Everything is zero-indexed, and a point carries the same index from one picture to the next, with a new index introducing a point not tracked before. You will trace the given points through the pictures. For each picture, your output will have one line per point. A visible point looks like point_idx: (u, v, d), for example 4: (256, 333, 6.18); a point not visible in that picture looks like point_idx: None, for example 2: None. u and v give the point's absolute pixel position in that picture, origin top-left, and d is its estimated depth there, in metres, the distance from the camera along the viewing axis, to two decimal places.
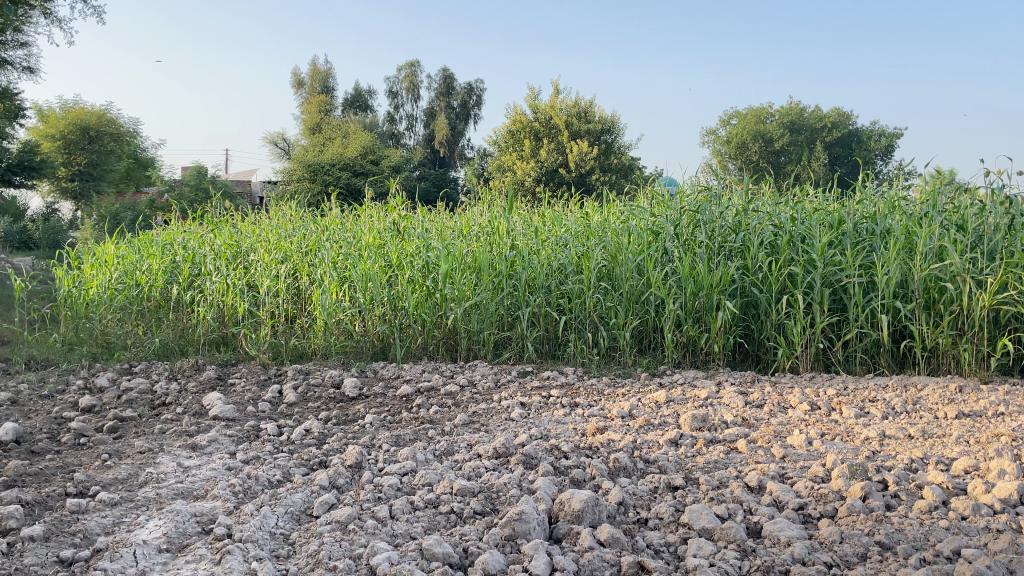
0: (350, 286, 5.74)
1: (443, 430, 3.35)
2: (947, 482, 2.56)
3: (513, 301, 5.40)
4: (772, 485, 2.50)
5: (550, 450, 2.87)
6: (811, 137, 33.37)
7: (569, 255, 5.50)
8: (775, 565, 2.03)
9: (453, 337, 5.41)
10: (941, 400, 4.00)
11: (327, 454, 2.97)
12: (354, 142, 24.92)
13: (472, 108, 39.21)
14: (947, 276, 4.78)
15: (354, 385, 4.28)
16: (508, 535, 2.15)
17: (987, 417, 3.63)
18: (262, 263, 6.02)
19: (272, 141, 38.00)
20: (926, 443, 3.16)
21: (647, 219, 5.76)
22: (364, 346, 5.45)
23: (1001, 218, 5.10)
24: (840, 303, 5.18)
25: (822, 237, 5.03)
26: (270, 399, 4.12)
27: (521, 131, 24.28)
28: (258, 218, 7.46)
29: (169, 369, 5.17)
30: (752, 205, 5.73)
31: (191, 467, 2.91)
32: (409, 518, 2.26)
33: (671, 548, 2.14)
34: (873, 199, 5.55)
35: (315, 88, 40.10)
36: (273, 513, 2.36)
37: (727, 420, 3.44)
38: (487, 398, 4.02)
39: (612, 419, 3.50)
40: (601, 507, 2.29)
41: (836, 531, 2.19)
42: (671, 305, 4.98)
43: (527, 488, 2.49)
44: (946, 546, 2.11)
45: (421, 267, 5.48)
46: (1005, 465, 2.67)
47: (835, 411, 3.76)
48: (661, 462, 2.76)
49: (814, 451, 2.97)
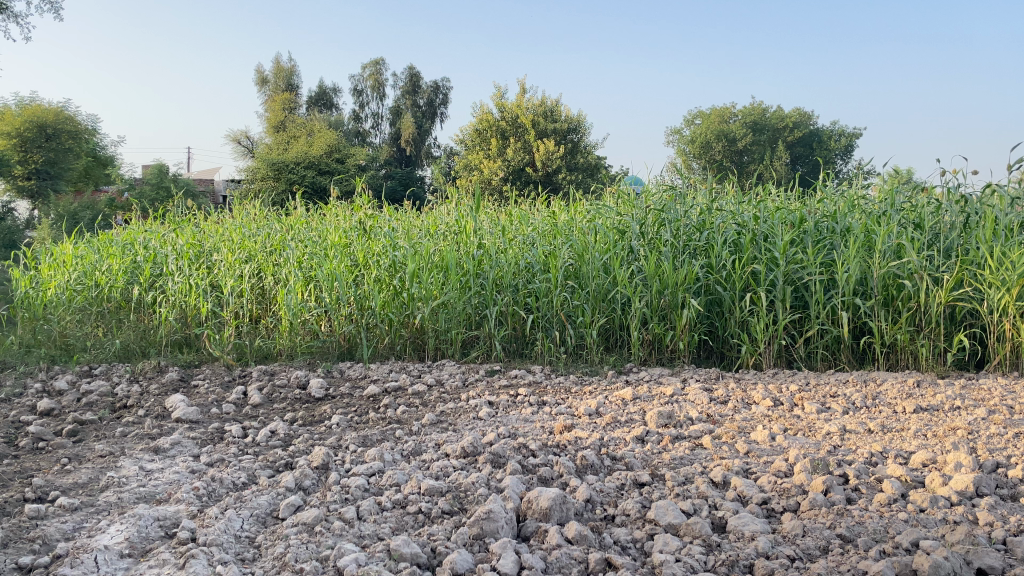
0: (315, 286, 5.67)
1: (411, 430, 3.34)
2: (905, 475, 2.63)
3: (480, 301, 5.38)
4: (737, 480, 2.55)
5: (518, 448, 2.88)
6: (772, 138, 33.88)
7: (536, 254, 5.50)
8: (740, 559, 2.05)
9: (420, 336, 5.38)
10: (900, 395, 4.09)
11: (293, 456, 2.95)
12: (320, 140, 24.68)
13: (438, 107, 39.14)
14: (905, 273, 4.87)
15: (320, 386, 4.24)
16: (476, 534, 2.15)
17: (944, 411, 3.73)
18: (225, 263, 5.94)
19: (236, 139, 37.52)
20: (885, 437, 3.23)
21: (614, 218, 5.79)
22: (331, 347, 5.42)
23: (957, 216, 5.20)
24: (802, 301, 5.26)
25: (784, 236, 5.10)
26: (234, 400, 4.07)
27: (487, 130, 24.26)
28: (220, 217, 7.36)
29: (130, 371, 5.08)
30: (715, 204, 5.80)
31: (154, 470, 2.87)
32: (376, 519, 2.25)
33: (638, 545, 2.16)
34: (834, 198, 5.65)
35: (279, 85, 39.72)
36: (238, 516, 2.33)
37: (693, 416, 3.48)
38: (456, 397, 4.02)
39: (579, 417, 3.52)
40: (569, 504, 2.30)
41: (798, 524, 2.23)
42: (637, 304, 5.02)
43: (495, 486, 2.48)
44: (905, 538, 2.16)
45: (388, 266, 5.47)
46: (961, 458, 2.74)
47: (797, 406, 3.84)
48: (627, 459, 2.79)
49: (777, 446, 3.03)
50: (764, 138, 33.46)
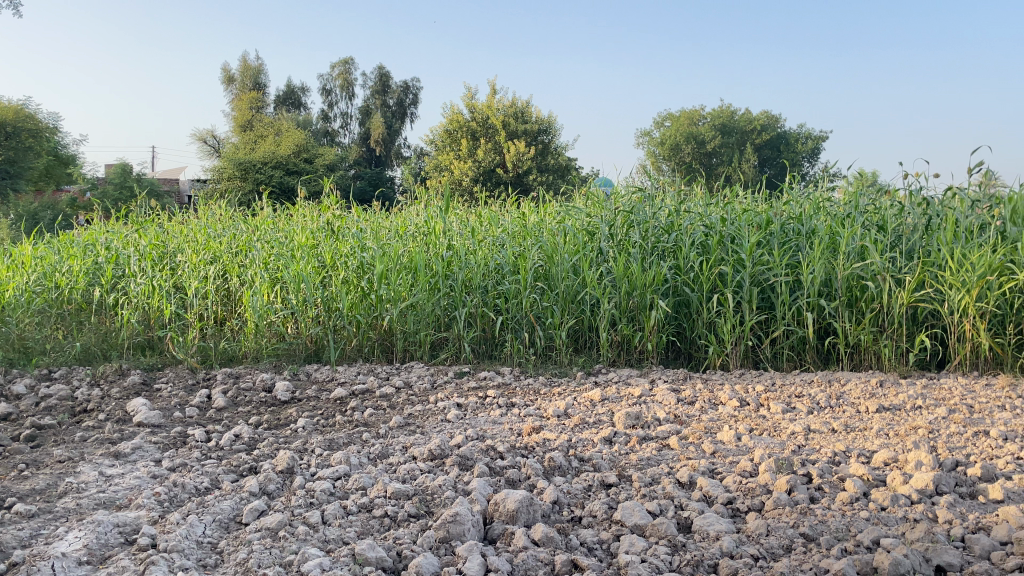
0: (282, 287, 5.62)
1: (378, 432, 3.31)
2: (867, 474, 2.67)
3: (449, 302, 5.37)
4: (702, 481, 2.57)
5: (486, 450, 2.87)
6: (740, 140, 34.24)
7: (505, 255, 5.49)
8: (705, 559, 2.07)
9: (388, 338, 5.34)
10: (863, 394, 4.15)
11: (258, 460, 2.91)
12: (288, 140, 24.44)
13: (409, 107, 38.99)
14: (868, 275, 4.95)
15: (286, 389, 4.20)
16: (442, 537, 2.14)
17: (905, 411, 3.79)
18: (190, 264, 5.86)
19: (202, 138, 37.04)
20: (848, 436, 3.27)
21: (583, 219, 5.81)
22: (297, 349, 5.38)
23: (919, 218, 5.29)
24: (768, 302, 5.32)
25: (751, 237, 5.15)
26: (198, 404, 4.01)
27: (457, 131, 24.20)
28: (185, 217, 7.25)
29: (91, 374, 4.99)
30: (683, 205, 5.84)
31: (115, 475, 2.82)
32: (341, 523, 2.23)
33: (604, 546, 2.16)
34: (799, 201, 5.73)
35: (247, 84, 39.30)
36: (200, 521, 2.29)
37: (660, 417, 3.50)
38: (424, 399, 4.00)
39: (547, 418, 3.52)
40: (535, 506, 2.30)
41: (762, 524, 2.25)
42: (606, 305, 5.04)
43: (462, 489, 2.47)
44: (866, 536, 2.19)
45: (356, 267, 5.43)
46: (921, 456, 2.79)
47: (763, 406, 3.88)
48: (595, 461, 2.79)
49: (743, 446, 3.05)
50: (732, 141, 33.81)
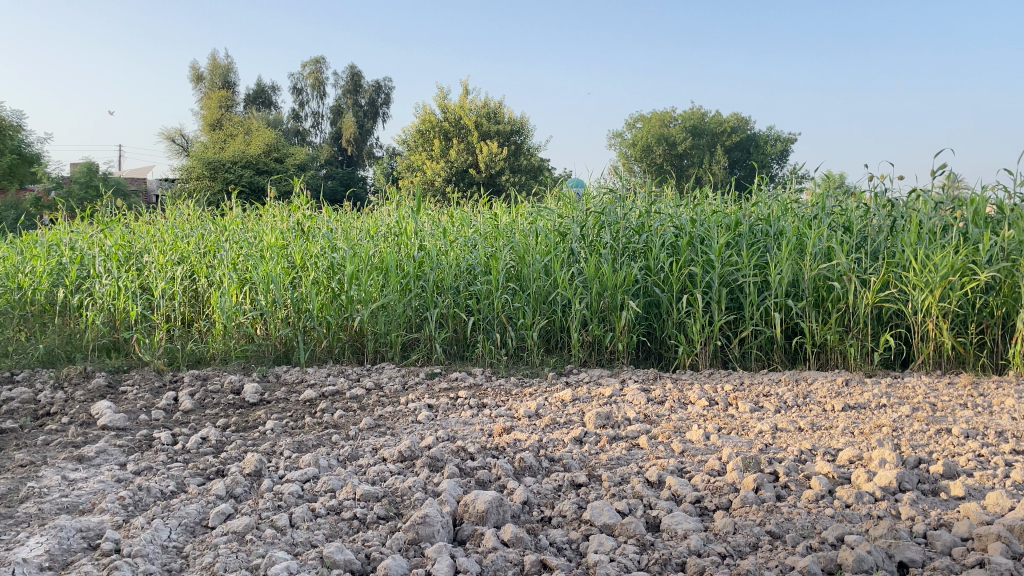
0: (251, 288, 5.57)
1: (348, 434, 3.29)
2: (832, 472, 2.71)
3: (421, 303, 5.35)
4: (671, 480, 2.59)
5: (456, 451, 2.87)
6: (711, 142, 34.56)
7: (477, 256, 5.49)
8: (673, 557, 2.08)
9: (359, 339, 5.32)
10: (829, 393, 4.21)
11: (225, 463, 2.88)
12: (258, 139, 24.21)
13: (381, 107, 38.82)
14: (834, 275, 5.02)
15: (255, 391, 4.16)
16: (412, 539, 2.14)
17: (870, 409, 3.85)
18: (157, 265, 5.78)
19: (170, 137, 36.54)
20: (814, 434, 3.32)
21: (555, 220, 5.83)
22: (266, 351, 5.33)
23: (884, 220, 5.38)
24: (737, 302, 5.38)
25: (720, 238, 5.21)
26: (164, 407, 3.96)
27: (430, 131, 24.14)
28: (152, 217, 7.15)
29: (54, 376, 4.90)
30: (653, 207, 5.88)
31: (78, 480, 2.77)
32: (309, 526, 2.22)
33: (573, 546, 2.17)
34: (768, 202, 5.80)
35: (216, 82, 38.87)
36: (166, 525, 2.26)
37: (630, 417, 3.52)
38: (394, 401, 3.99)
39: (518, 419, 3.53)
40: (505, 507, 2.30)
41: (729, 522, 2.28)
42: (577, 305, 5.05)
43: (432, 490, 2.47)
44: (831, 533, 2.23)
45: (326, 268, 5.40)
46: (885, 454, 2.84)
47: (731, 406, 3.92)
48: (565, 461, 2.80)
49: (711, 445, 3.08)
50: (703, 142, 34.10)
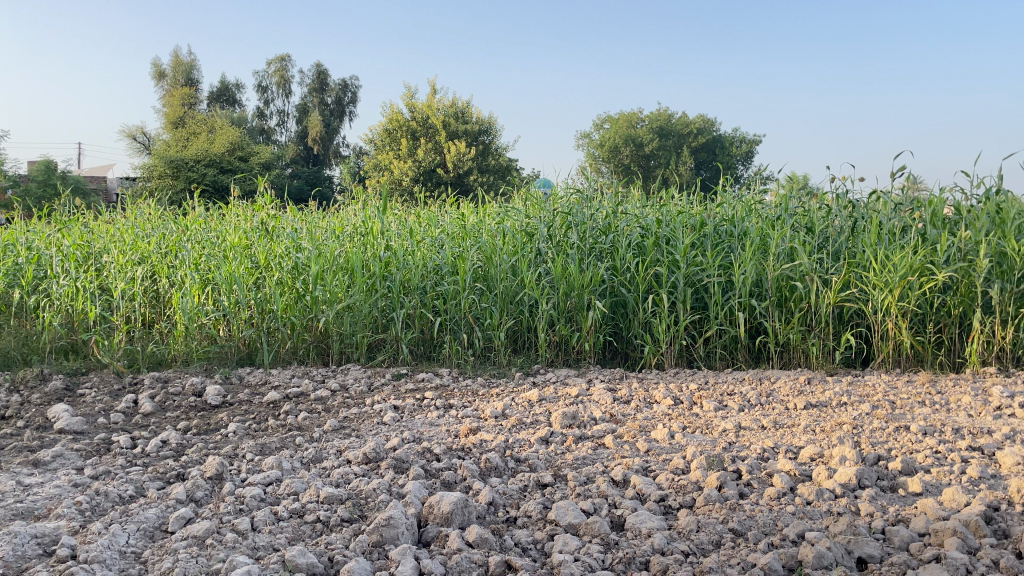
0: (213, 289, 5.49)
1: (312, 436, 3.26)
2: (794, 469, 2.75)
3: (387, 303, 5.32)
4: (636, 479, 2.60)
5: (422, 453, 2.86)
6: (677, 143, 34.86)
7: (444, 256, 5.47)
8: (636, 556, 2.10)
9: (324, 340, 5.27)
10: (792, 392, 4.27)
11: (186, 467, 2.84)
12: (223, 138, 23.89)
13: (349, 105, 38.57)
14: (797, 276, 5.10)
15: (217, 393, 4.10)
16: (376, 542, 2.12)
17: (831, 407, 3.92)
18: (116, 265, 5.68)
19: (132, 135, 35.93)
20: (777, 432, 3.37)
21: (522, 220, 5.84)
22: (229, 352, 5.26)
23: (845, 221, 5.48)
24: (702, 302, 5.43)
25: (685, 239, 5.25)
26: (124, 409, 3.89)
27: (397, 130, 24.02)
28: (112, 216, 7.02)
29: (9, 379, 4.79)
30: (620, 207, 5.92)
31: (33, 485, 2.71)
32: (272, 530, 2.19)
33: (538, 546, 2.18)
34: (732, 203, 5.86)
35: (180, 80, 38.29)
36: (124, 530, 2.22)
37: (596, 416, 3.54)
38: (360, 402, 3.96)
39: (485, 419, 3.52)
40: (470, 508, 2.30)
41: (693, 520, 2.30)
42: (544, 305, 5.06)
43: (397, 492, 2.45)
44: (792, 530, 2.26)
45: (291, 268, 5.34)
46: (845, 452, 2.89)
47: (696, 404, 3.95)
48: (531, 461, 2.80)
49: (676, 444, 3.11)
50: (670, 143, 34.40)
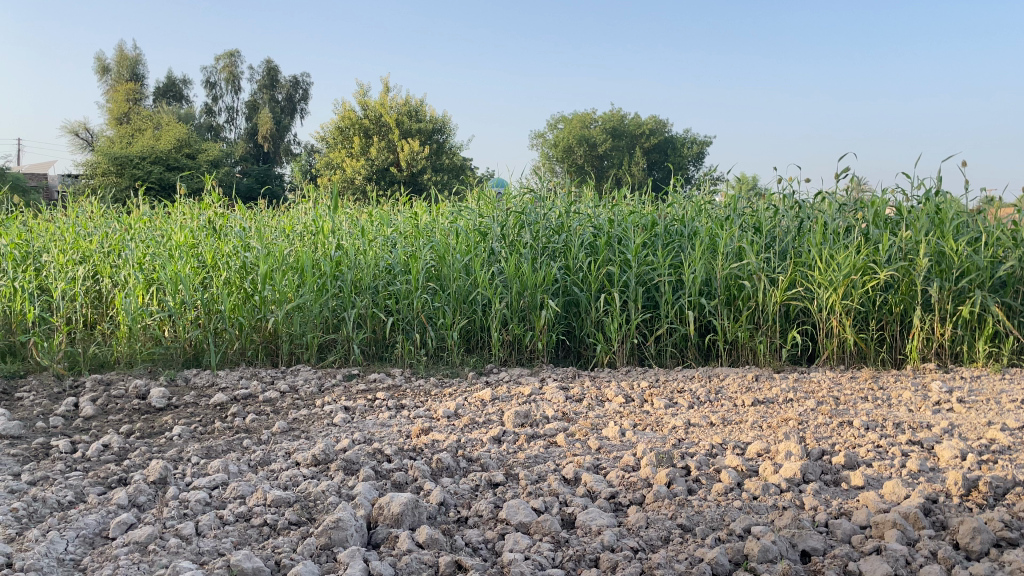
0: (158, 289, 5.37)
1: (260, 438, 3.21)
2: (741, 465, 2.80)
3: (338, 303, 5.26)
4: (587, 477, 2.62)
5: (372, 454, 2.83)
6: (631, 143, 35.17)
7: (396, 255, 5.44)
8: (586, 554, 2.11)
9: (273, 341, 5.19)
10: (739, 389, 4.35)
11: (128, 471, 2.77)
12: (170, 134, 23.37)
13: (301, 103, 38.09)
14: (745, 275, 5.19)
15: (162, 396, 4.01)
16: (324, 544, 2.10)
17: (778, 403, 4.00)
18: (56, 264, 5.51)
19: (75, 130, 34.92)
20: (725, 429, 3.42)
21: (475, 219, 5.83)
22: (174, 353, 5.14)
23: (792, 221, 5.59)
24: (653, 301, 5.49)
25: (636, 238, 5.31)
26: (63, 413, 3.78)
27: (350, 128, 23.78)
28: (51, 214, 6.82)
29: None
30: (573, 207, 5.95)
31: None
32: (217, 534, 2.15)
33: (489, 545, 2.18)
34: (683, 203, 5.95)
35: (125, 74, 37.35)
36: (62, 537, 2.16)
37: (549, 415, 3.55)
38: (310, 403, 3.91)
39: (437, 419, 3.51)
40: (421, 508, 2.28)
41: (642, 516, 2.32)
42: (497, 305, 5.06)
43: (346, 494, 2.43)
44: (738, 525, 2.29)
45: (239, 268, 5.26)
46: (790, 447, 2.95)
47: (647, 402, 3.99)
48: (483, 460, 2.80)
49: (626, 442, 3.14)
50: (623, 144, 34.70)
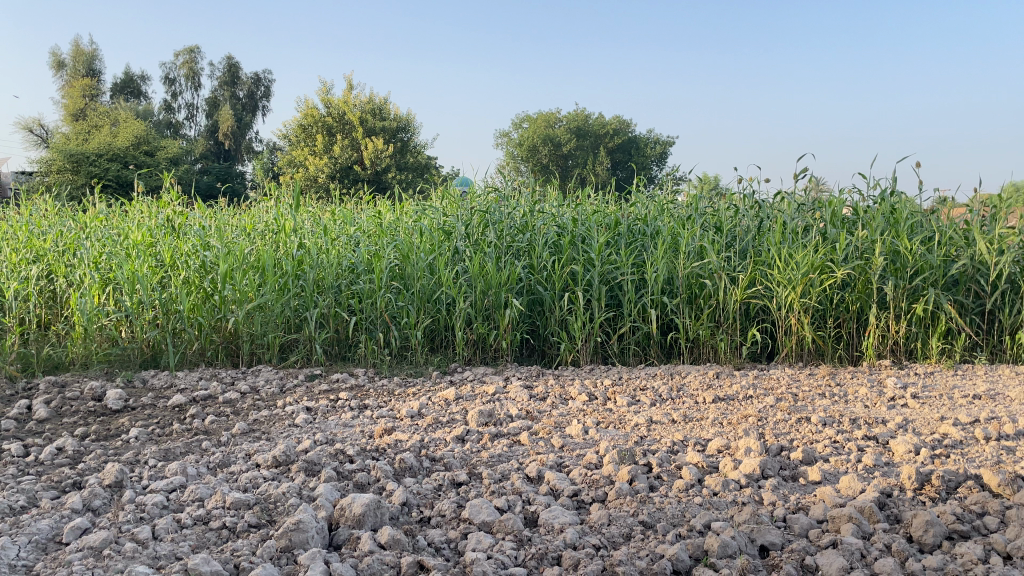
0: (114, 289, 5.27)
1: (220, 440, 3.17)
2: (702, 461, 2.83)
3: (300, 303, 5.21)
4: (550, 475, 2.63)
5: (334, 454, 2.81)
6: (595, 143, 35.34)
7: (359, 254, 5.42)
8: (548, 552, 2.12)
9: (233, 341, 5.13)
10: (700, 386, 4.40)
11: (83, 475, 2.71)
12: (128, 131, 22.91)
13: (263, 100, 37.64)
14: (706, 274, 5.26)
15: (118, 397, 3.93)
16: (284, 546, 2.08)
17: (738, 400, 4.05)
18: (8, 264, 5.38)
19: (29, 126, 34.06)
20: (687, 426, 3.46)
21: (439, 218, 5.83)
22: (132, 354, 5.05)
23: (752, 221, 5.68)
24: (616, 299, 5.53)
25: (600, 238, 5.36)
26: (16, 416, 3.69)
27: (313, 126, 23.54)
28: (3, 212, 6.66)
29: None
30: (537, 206, 5.98)
31: None
32: (174, 538, 2.12)
33: (451, 545, 2.18)
34: (645, 203, 6.01)
35: (81, 69, 36.53)
36: (13, 543, 2.11)
37: (512, 414, 3.56)
38: (271, 404, 3.87)
39: (400, 419, 3.50)
40: (383, 509, 2.27)
41: (604, 514, 2.34)
42: (461, 303, 5.06)
43: (307, 495, 2.41)
44: (698, 521, 2.32)
45: (198, 267, 5.20)
46: (750, 443, 2.99)
47: (610, 400, 4.02)
48: (446, 460, 2.80)
49: (589, 440, 3.16)
50: (588, 143, 34.86)
